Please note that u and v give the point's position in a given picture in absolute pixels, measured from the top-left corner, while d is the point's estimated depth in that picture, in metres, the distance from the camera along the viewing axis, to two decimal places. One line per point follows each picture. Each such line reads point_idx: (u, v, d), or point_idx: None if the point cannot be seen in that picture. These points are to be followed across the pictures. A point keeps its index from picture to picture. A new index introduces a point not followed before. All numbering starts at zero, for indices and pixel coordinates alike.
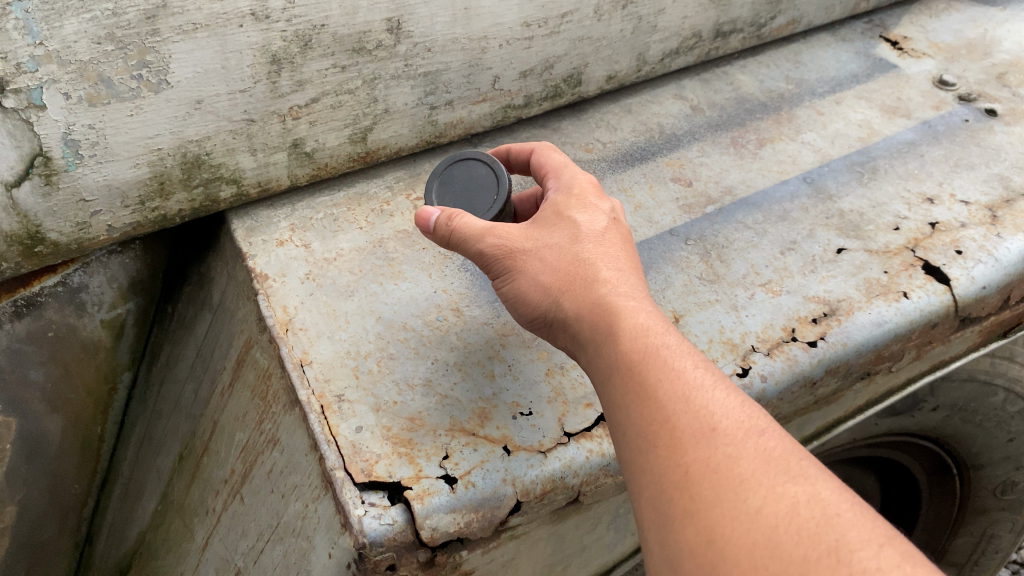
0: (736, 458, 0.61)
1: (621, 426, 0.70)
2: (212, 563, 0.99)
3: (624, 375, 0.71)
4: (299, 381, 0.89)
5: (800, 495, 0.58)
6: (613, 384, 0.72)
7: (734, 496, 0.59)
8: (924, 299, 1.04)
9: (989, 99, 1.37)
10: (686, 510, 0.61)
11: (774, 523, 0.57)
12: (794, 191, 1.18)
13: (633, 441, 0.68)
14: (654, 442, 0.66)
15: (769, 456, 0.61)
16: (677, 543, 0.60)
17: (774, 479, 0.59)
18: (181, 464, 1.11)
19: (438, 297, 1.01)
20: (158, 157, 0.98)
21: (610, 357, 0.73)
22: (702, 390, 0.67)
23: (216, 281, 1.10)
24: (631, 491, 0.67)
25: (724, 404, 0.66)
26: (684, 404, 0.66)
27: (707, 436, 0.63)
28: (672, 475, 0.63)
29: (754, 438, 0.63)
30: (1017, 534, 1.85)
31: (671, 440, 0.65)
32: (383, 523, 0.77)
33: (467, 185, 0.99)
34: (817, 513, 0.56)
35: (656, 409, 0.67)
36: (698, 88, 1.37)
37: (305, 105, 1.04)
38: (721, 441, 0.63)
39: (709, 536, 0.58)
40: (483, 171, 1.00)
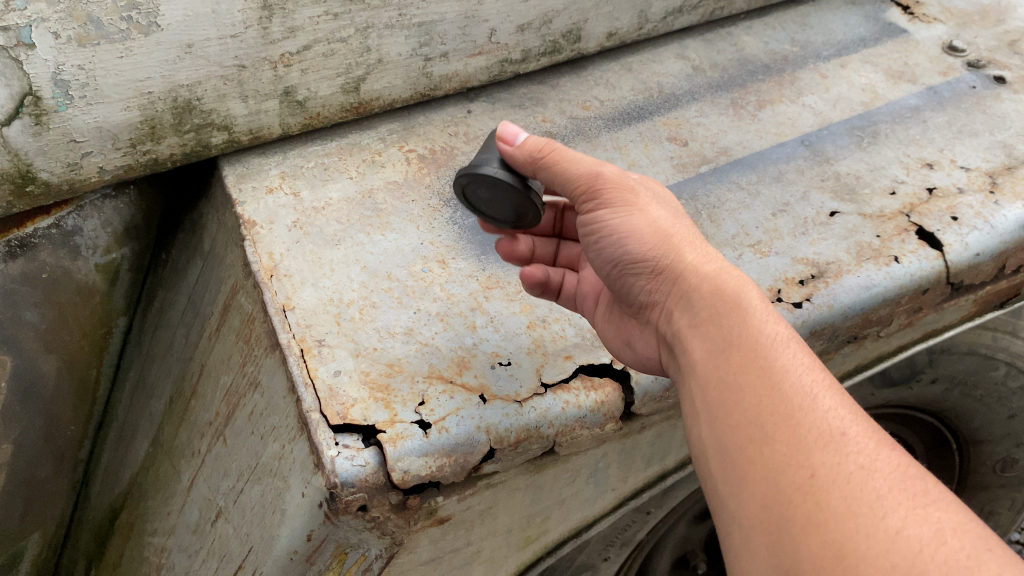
0: (868, 471, 0.61)
1: (730, 419, 0.68)
2: (196, 503, 1.02)
3: (744, 368, 0.70)
4: (280, 325, 0.89)
5: (942, 520, 0.57)
6: (729, 374, 0.71)
7: (869, 511, 0.58)
8: (915, 265, 1.03)
9: (999, 66, 1.34)
10: (813, 517, 0.60)
11: (917, 546, 0.56)
12: (790, 153, 1.17)
13: (749, 437, 0.66)
14: (774, 440, 0.65)
15: (904, 474, 0.61)
16: (797, 551, 0.59)
17: (913, 501, 0.59)
18: (171, 407, 1.13)
19: (425, 248, 1.01)
20: (149, 101, 0.98)
21: (730, 349, 0.72)
22: (829, 394, 0.67)
23: (208, 227, 1.11)
24: (739, 489, 0.66)
25: (850, 412, 0.66)
26: (812, 403, 0.66)
27: (836, 442, 0.63)
28: (797, 479, 0.62)
29: (884, 452, 0.63)
30: (1015, 512, 1.84)
31: (794, 440, 0.64)
32: (355, 465, 0.78)
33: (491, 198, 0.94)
34: (966, 545, 0.56)
35: (782, 407, 0.66)
36: (701, 48, 1.35)
37: (297, 53, 1.04)
38: (852, 450, 0.62)
39: (840, 549, 0.57)
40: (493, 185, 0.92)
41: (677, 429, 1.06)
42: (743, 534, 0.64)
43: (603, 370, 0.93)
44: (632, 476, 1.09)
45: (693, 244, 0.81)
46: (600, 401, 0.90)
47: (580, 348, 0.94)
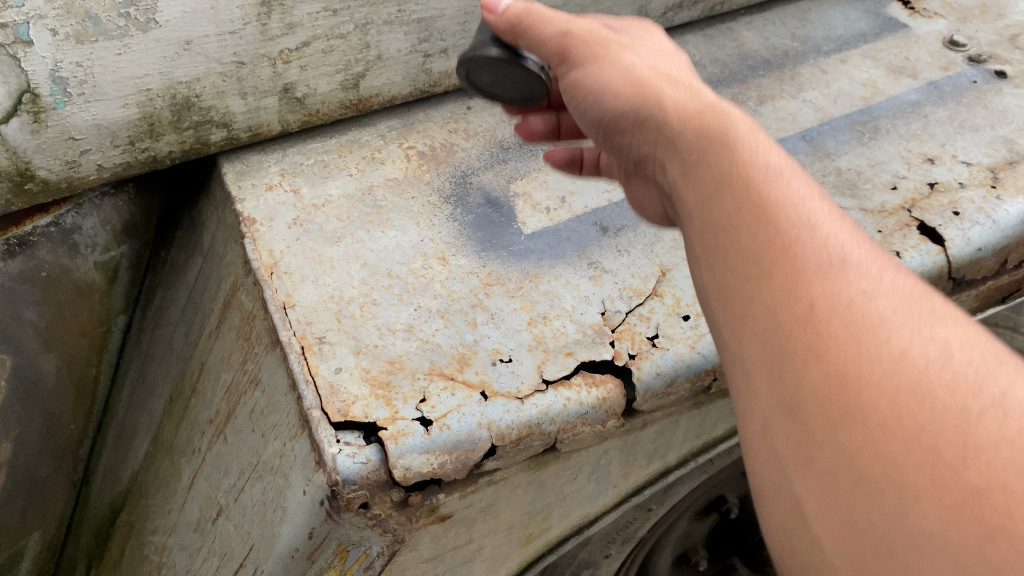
0: (871, 294, 0.53)
1: (722, 251, 0.60)
2: (197, 501, 1.01)
3: (730, 187, 0.62)
4: (281, 322, 0.89)
5: (951, 338, 0.50)
6: (718, 197, 0.63)
7: (871, 334, 0.51)
8: (917, 260, 1.02)
9: (1000, 61, 1.33)
10: (813, 346, 0.51)
11: (925, 364, 0.48)
12: (792, 148, 1.16)
13: (744, 260, 0.58)
14: (767, 272, 0.56)
15: (909, 294, 0.54)
16: (795, 382, 0.51)
17: (917, 319, 0.52)
18: (171, 406, 1.13)
19: (425, 245, 1.01)
20: (147, 98, 0.98)
21: (715, 185, 0.64)
22: (825, 216, 0.59)
23: (207, 225, 1.11)
24: (737, 329, 0.57)
25: (846, 232, 0.58)
26: (806, 227, 0.58)
27: (837, 267, 0.55)
28: (793, 309, 0.54)
29: (885, 273, 0.56)
30: None
31: (792, 269, 0.56)
32: (356, 462, 0.78)
33: (517, 104, 0.92)
34: (976, 359, 0.49)
35: (771, 226, 0.58)
36: (701, 43, 1.34)
37: (296, 49, 1.03)
38: (853, 272, 0.55)
39: (844, 379, 0.49)
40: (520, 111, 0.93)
41: (679, 426, 1.04)
42: (748, 366, 0.55)
43: (605, 366, 0.92)
44: (634, 472, 1.08)
45: (679, 81, 0.76)
46: (602, 398, 0.89)
47: (582, 344, 0.93)
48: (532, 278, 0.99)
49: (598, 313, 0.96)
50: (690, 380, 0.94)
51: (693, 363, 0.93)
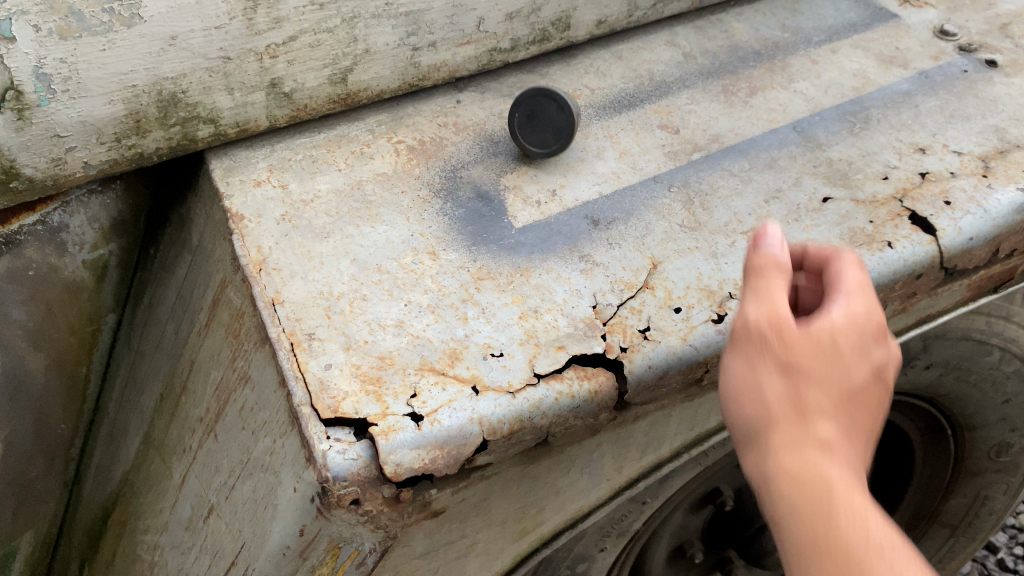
0: (883, 549, 0.64)
1: (773, 491, 0.69)
2: (188, 499, 1.01)
3: (774, 426, 0.71)
4: (270, 319, 0.89)
5: None
6: (765, 443, 0.71)
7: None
8: (908, 250, 1.03)
9: (991, 50, 1.33)
10: None
11: None
12: (782, 139, 1.16)
13: (795, 501, 0.68)
14: (805, 515, 0.67)
15: (886, 548, 0.64)
16: None
17: None
18: (161, 404, 1.12)
19: (415, 240, 1.00)
20: (132, 94, 0.98)
21: (755, 421, 0.72)
22: (857, 482, 0.68)
23: (196, 221, 1.10)
24: (782, 528, 0.69)
25: (874, 507, 0.67)
26: (841, 491, 0.67)
27: (869, 556, 0.64)
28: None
29: (901, 550, 0.64)
30: (1010, 496, 1.82)
31: (818, 505, 0.67)
32: (347, 459, 0.78)
33: (530, 124, 1.09)
34: None
35: (813, 487, 0.68)
36: (691, 35, 1.33)
37: (283, 43, 1.03)
38: (874, 536, 0.65)
39: None
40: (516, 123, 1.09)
41: (672, 418, 1.04)
42: (782, 530, 0.69)
43: (596, 360, 0.91)
44: (627, 465, 1.07)
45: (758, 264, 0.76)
46: (593, 391, 0.89)
47: (574, 338, 0.92)
48: (523, 271, 0.98)
49: (589, 306, 0.95)
50: (682, 372, 0.94)
51: (685, 355, 0.93)
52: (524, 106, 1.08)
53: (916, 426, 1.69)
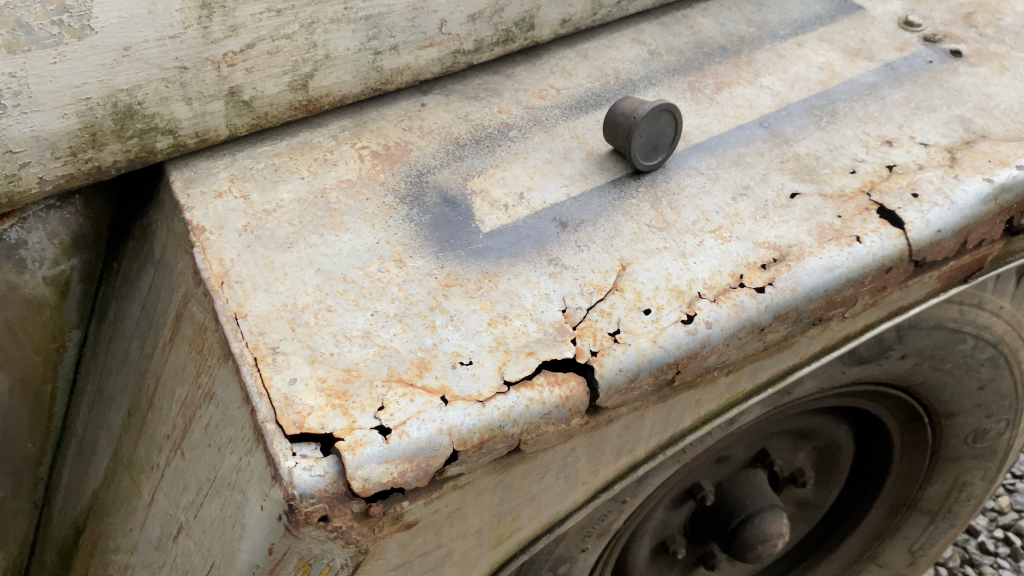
0: None
1: None
2: (157, 518, 0.99)
3: None
4: (232, 333, 0.88)
5: None
6: None
7: None
8: (877, 244, 1.03)
9: (955, 40, 1.33)
10: None
11: None
12: (749, 135, 1.15)
13: None
14: None
15: None
16: None
17: None
18: (129, 422, 1.10)
19: (381, 248, 0.98)
20: (87, 107, 0.96)
21: None
22: None
23: (157, 234, 1.08)
24: None
25: None
26: None
27: None
28: None
29: None
30: (988, 481, 1.84)
31: None
32: (314, 475, 0.77)
33: (659, 135, 1.07)
34: None
35: None
36: (657, 32, 1.32)
37: (240, 51, 1.02)
38: None
39: None
40: (670, 128, 1.08)
41: (646, 419, 1.03)
42: None
43: (567, 365, 0.90)
44: (603, 468, 1.06)
45: None
46: (564, 397, 0.88)
47: (544, 343, 0.90)
48: (492, 277, 0.96)
49: (559, 310, 0.94)
50: (654, 374, 0.93)
51: (656, 357, 0.92)
52: (660, 155, 1.08)
53: (895, 416, 1.70)
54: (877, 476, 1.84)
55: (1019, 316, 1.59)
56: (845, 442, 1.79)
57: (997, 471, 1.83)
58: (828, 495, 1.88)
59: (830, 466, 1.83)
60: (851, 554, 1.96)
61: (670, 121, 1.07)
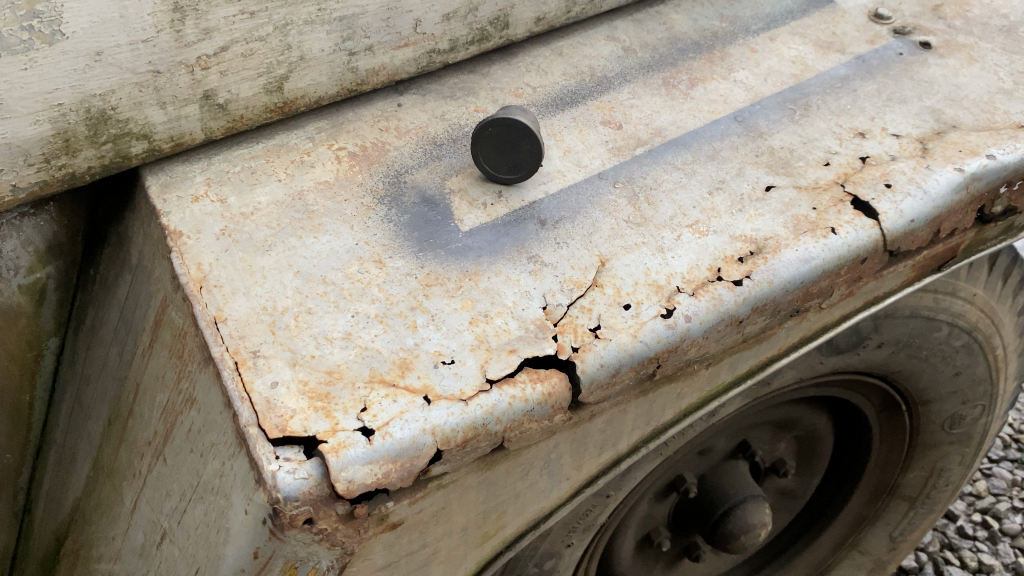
0: None
1: None
2: (140, 525, 0.99)
3: None
4: (212, 338, 0.87)
5: None
6: None
7: None
8: (852, 235, 1.04)
9: (924, 32, 1.35)
10: None
11: None
12: (724, 130, 1.16)
13: None
14: None
15: None
16: None
17: None
18: (110, 429, 1.09)
19: (360, 249, 0.98)
20: (59, 113, 0.95)
21: None
22: None
23: (134, 241, 1.08)
24: None
25: None
26: None
27: None
28: None
29: None
30: (964, 465, 1.87)
31: None
32: (297, 478, 0.77)
33: (496, 151, 1.04)
34: None
35: None
36: (631, 28, 1.33)
37: (214, 54, 1.01)
38: None
39: None
40: (480, 149, 1.04)
41: (628, 414, 1.04)
42: None
43: (549, 362, 0.91)
44: (587, 464, 1.07)
45: None
46: (547, 394, 0.89)
47: (525, 340, 0.91)
48: (472, 276, 0.96)
49: (539, 307, 0.94)
50: (634, 369, 0.94)
51: (636, 352, 0.93)
52: (495, 134, 1.02)
53: (873, 404, 1.71)
54: (856, 464, 1.86)
55: (992, 303, 1.61)
56: (825, 431, 1.81)
57: (974, 456, 1.86)
58: (809, 483, 1.89)
59: (811, 455, 1.85)
60: (832, 542, 1.97)
61: (481, 160, 1.05)
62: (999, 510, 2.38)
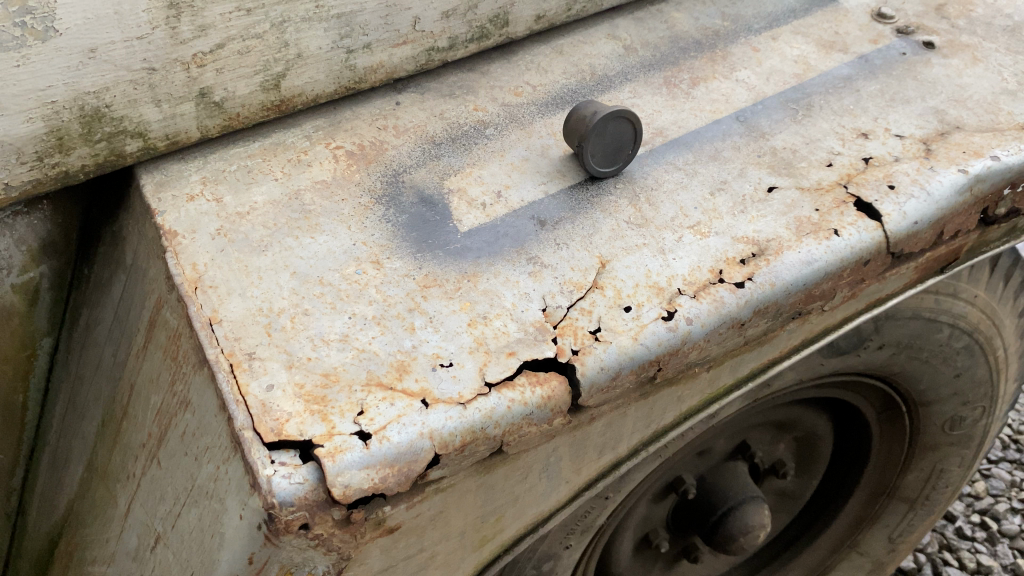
0: None
1: None
2: (134, 528, 0.97)
3: None
4: (207, 340, 0.86)
5: None
6: None
7: None
8: (855, 237, 1.03)
9: (927, 31, 1.34)
10: None
11: None
12: (726, 130, 1.15)
13: None
14: None
15: None
16: None
17: None
18: (103, 430, 1.08)
19: (358, 249, 0.97)
20: (53, 110, 0.94)
21: None
22: None
23: (129, 240, 1.06)
24: None
25: None
26: None
27: None
28: None
29: None
30: (964, 467, 1.86)
31: None
32: (293, 483, 0.76)
33: (615, 139, 1.05)
34: None
35: None
36: (632, 26, 1.32)
37: (210, 52, 1.00)
38: None
39: None
40: (629, 128, 1.05)
41: (628, 417, 1.02)
42: None
43: (548, 364, 0.89)
44: (586, 467, 1.06)
45: None
46: (546, 397, 0.88)
47: (524, 343, 0.90)
48: (471, 277, 0.95)
49: (539, 309, 0.93)
50: (635, 371, 0.93)
51: (637, 355, 0.92)
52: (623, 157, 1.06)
53: (873, 406, 1.70)
54: (856, 465, 1.86)
55: (993, 305, 1.60)
56: (824, 432, 1.80)
57: (974, 458, 1.85)
58: (808, 485, 1.88)
59: (810, 457, 1.84)
60: (831, 543, 1.96)
61: (628, 122, 1.04)
62: (998, 511, 2.37)
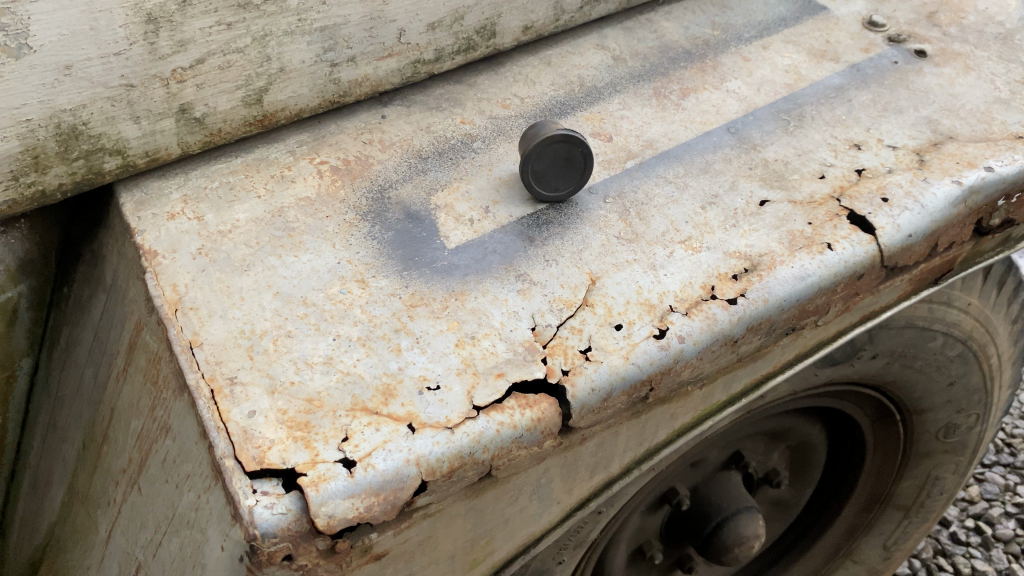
0: None
1: None
2: (115, 556, 0.95)
3: None
4: (188, 365, 0.84)
5: None
6: None
7: None
8: (849, 251, 1.01)
9: (920, 39, 1.32)
10: None
11: None
12: (717, 142, 1.13)
13: None
14: None
15: None
16: None
17: None
18: (84, 453, 1.05)
19: (342, 268, 0.95)
20: (28, 129, 0.92)
21: None
22: None
23: (109, 259, 1.04)
24: None
25: None
26: None
27: None
28: None
29: None
30: (959, 475, 1.85)
31: None
32: (275, 513, 0.74)
33: (551, 172, 1.01)
34: None
35: None
36: (621, 37, 1.30)
37: (190, 67, 0.98)
38: None
39: None
40: (552, 145, 1.00)
41: (619, 436, 1.01)
42: None
43: (537, 385, 0.88)
44: (577, 487, 1.03)
45: None
46: (536, 420, 0.86)
47: (513, 364, 0.88)
48: (458, 295, 0.93)
49: (528, 328, 0.91)
50: (627, 392, 0.91)
51: (628, 374, 0.90)
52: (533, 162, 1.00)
53: (867, 414, 1.69)
54: (850, 474, 1.84)
55: (987, 312, 1.59)
56: (818, 441, 1.78)
57: (969, 465, 1.83)
58: (802, 494, 1.87)
59: (805, 466, 1.82)
60: (827, 552, 1.95)
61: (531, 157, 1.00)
62: (992, 516, 2.36)
